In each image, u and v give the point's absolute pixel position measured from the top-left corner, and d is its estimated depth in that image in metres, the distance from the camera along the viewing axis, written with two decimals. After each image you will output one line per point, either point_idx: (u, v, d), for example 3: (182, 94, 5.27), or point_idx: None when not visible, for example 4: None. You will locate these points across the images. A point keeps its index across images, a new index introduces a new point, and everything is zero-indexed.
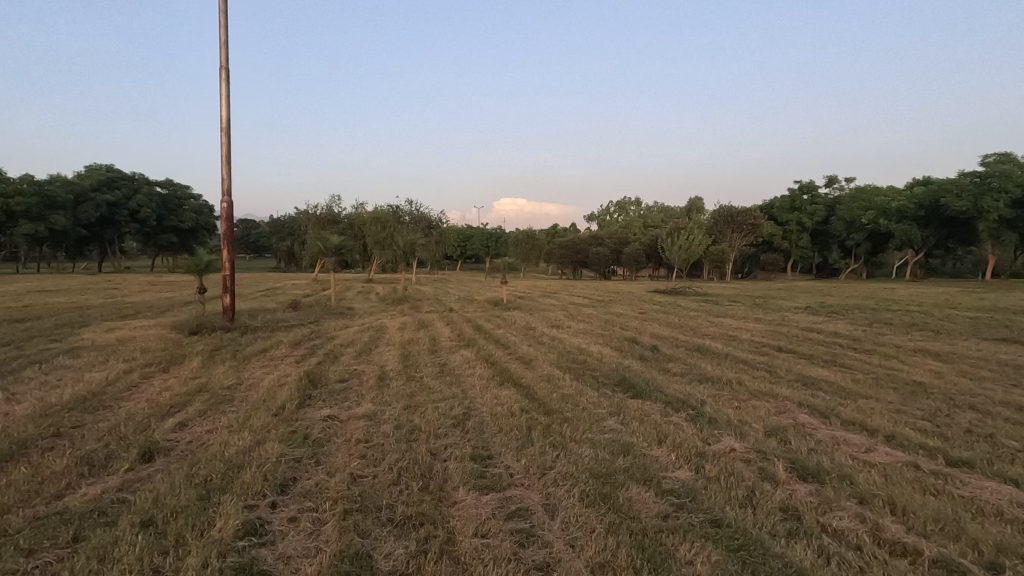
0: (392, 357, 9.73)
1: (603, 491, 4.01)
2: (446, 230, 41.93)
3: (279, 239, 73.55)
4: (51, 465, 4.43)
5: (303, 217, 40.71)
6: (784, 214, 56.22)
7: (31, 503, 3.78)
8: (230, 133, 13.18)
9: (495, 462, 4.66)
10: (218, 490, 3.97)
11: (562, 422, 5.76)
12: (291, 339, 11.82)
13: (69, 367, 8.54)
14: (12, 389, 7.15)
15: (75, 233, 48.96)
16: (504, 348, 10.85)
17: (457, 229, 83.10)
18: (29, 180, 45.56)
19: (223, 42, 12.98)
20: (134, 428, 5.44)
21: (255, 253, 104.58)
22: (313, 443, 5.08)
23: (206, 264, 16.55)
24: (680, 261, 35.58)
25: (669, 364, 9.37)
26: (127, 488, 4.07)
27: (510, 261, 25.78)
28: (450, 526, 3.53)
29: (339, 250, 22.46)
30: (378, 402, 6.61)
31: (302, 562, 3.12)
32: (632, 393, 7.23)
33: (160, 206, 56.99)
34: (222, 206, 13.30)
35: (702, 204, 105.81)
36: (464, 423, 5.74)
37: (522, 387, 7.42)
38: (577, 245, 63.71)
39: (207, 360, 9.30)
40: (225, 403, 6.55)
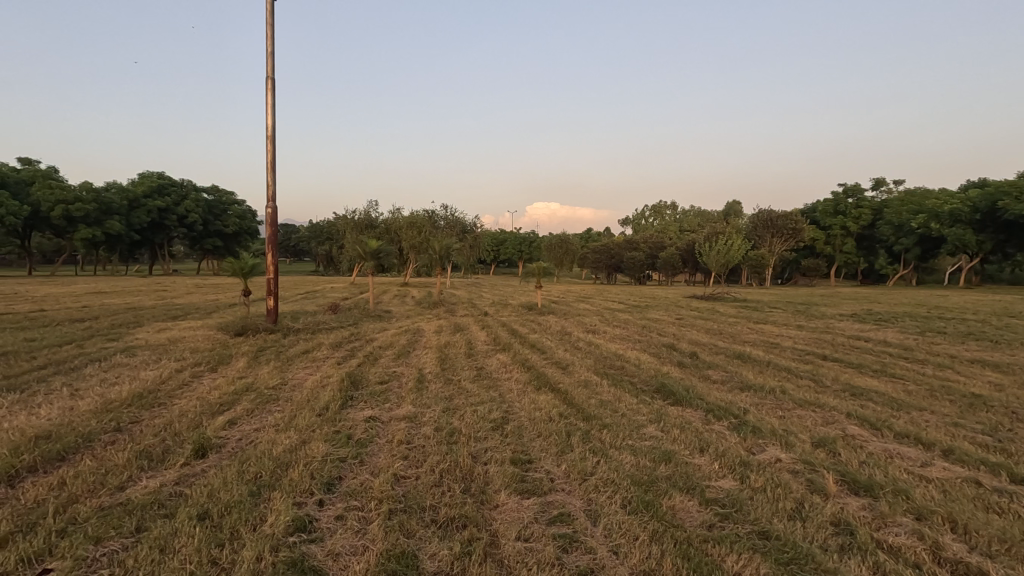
0: (430, 360, 9.88)
1: (645, 499, 3.97)
2: (480, 234, 42.33)
3: (318, 242, 75.51)
4: (114, 457, 4.68)
5: (341, 222, 41.77)
6: (827, 218, 54.43)
7: (96, 493, 3.99)
8: (274, 141, 13.61)
9: (534, 466, 4.67)
10: (268, 487, 4.11)
11: (602, 428, 5.73)
12: (332, 341, 12.13)
13: (125, 365, 8.99)
14: (74, 386, 7.55)
15: (128, 237, 51.40)
16: (540, 353, 10.83)
17: (491, 233, 83.76)
18: (89, 188, 48.06)
19: (269, 54, 13.44)
20: (188, 425, 5.68)
21: (294, 257, 107.81)
22: (357, 443, 5.18)
23: (250, 267, 17.11)
24: (718, 266, 34.91)
25: (708, 372, 9.19)
26: (183, 481, 4.26)
27: (545, 265, 25.75)
28: (493, 528, 3.56)
29: (376, 254, 22.90)
30: (417, 404, 6.72)
31: (351, 560, 3.19)
32: (672, 400, 7.14)
33: (206, 211, 59.26)
34: (267, 211, 13.75)
35: (740, 208, 103.79)
36: (502, 427, 5.78)
37: (559, 391, 7.43)
38: (611, 249, 63.22)
39: (252, 360, 9.62)
40: (271, 403, 6.76)
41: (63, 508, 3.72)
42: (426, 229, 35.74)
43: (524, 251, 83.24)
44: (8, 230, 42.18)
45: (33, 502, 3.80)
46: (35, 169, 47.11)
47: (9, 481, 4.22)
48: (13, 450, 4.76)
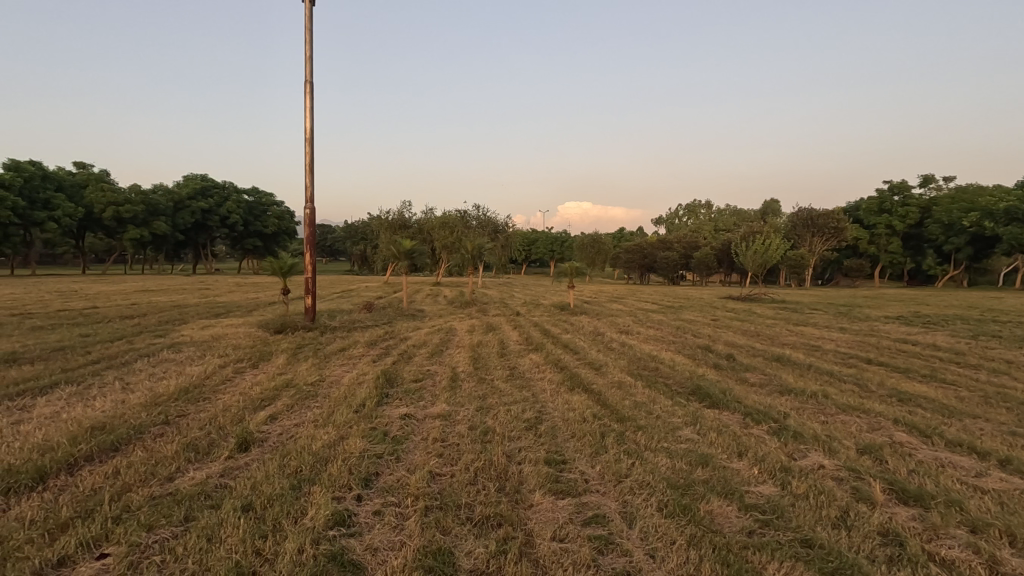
0: (463, 359, 9.96)
1: (682, 502, 3.92)
2: (512, 234, 42.42)
3: (353, 242, 76.94)
4: (163, 449, 4.88)
5: (375, 222, 42.53)
6: (871, 217, 52.57)
7: (147, 483, 4.16)
8: (313, 144, 13.93)
9: (568, 467, 4.65)
10: (308, 481, 4.21)
11: (636, 430, 5.66)
12: (367, 339, 12.36)
13: (173, 361, 9.37)
14: (126, 379, 7.92)
15: (173, 237, 53.55)
16: (573, 353, 10.75)
17: (523, 234, 83.82)
18: (137, 191, 50.18)
19: (308, 58, 13.77)
20: (232, 419, 5.88)
21: (330, 257, 110.19)
22: (392, 440, 5.27)
23: (289, 267, 17.56)
24: (756, 266, 34.09)
25: (746, 375, 8.95)
26: (227, 474, 4.41)
27: (577, 265, 25.56)
28: (528, 527, 3.56)
29: (410, 254, 23.14)
30: (452, 402, 6.77)
31: (389, 554, 3.25)
32: (708, 402, 7.02)
33: (247, 212, 61.22)
34: (305, 211, 14.09)
35: (777, 207, 101.18)
36: (536, 426, 5.78)
37: (593, 392, 7.39)
38: (644, 249, 62.37)
39: (291, 357, 9.89)
40: (309, 399, 6.93)
41: (117, 496, 3.90)
42: (458, 230, 36.00)
43: (556, 251, 83.03)
44: (64, 230, 44.50)
45: (91, 489, 4.01)
46: (88, 172, 49.56)
47: (68, 469, 4.45)
48: (72, 439, 5.02)
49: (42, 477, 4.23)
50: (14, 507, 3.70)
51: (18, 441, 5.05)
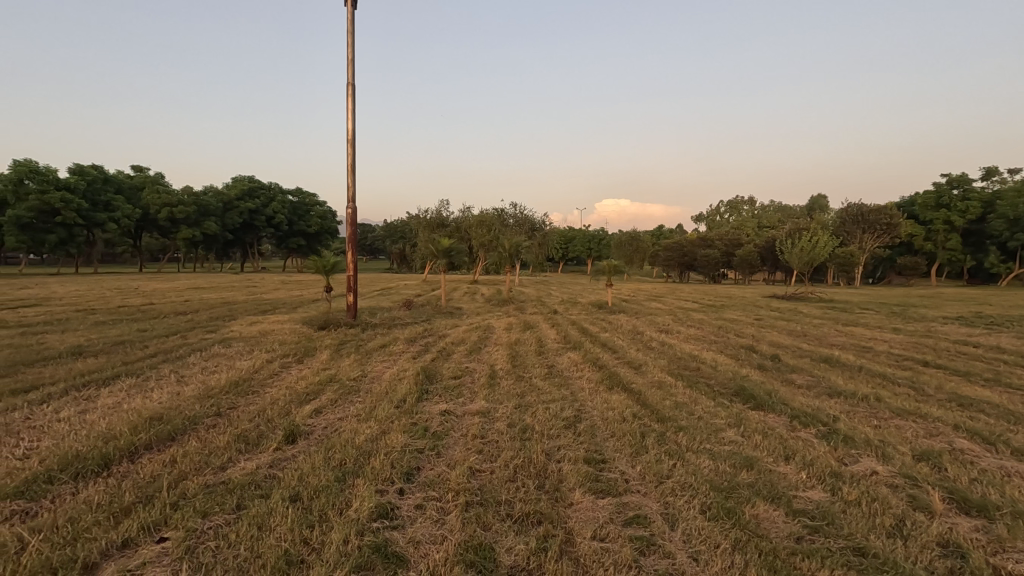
0: (501, 357, 9.99)
1: (727, 505, 3.83)
2: (549, 232, 42.33)
3: (392, 241, 78.24)
4: (216, 440, 5.09)
5: (414, 220, 43.18)
6: (928, 212, 50.05)
7: (201, 472, 4.35)
8: (354, 145, 14.23)
9: (609, 466, 4.61)
10: (352, 473, 4.32)
11: (678, 431, 5.56)
12: (407, 336, 12.57)
13: (223, 355, 9.77)
14: (181, 373, 8.30)
15: (223, 237, 55.81)
16: (612, 352, 10.64)
17: (560, 232, 83.52)
18: (190, 192, 52.44)
19: (350, 61, 14.07)
20: (280, 412, 6.09)
21: (371, 256, 112.55)
22: (433, 435, 5.34)
23: (332, 265, 18.03)
24: (802, 265, 32.91)
25: (792, 376, 8.65)
26: (276, 465, 4.57)
27: (616, 263, 25.27)
28: (567, 526, 3.55)
29: (449, 252, 23.40)
30: (490, 400, 6.80)
31: (430, 547, 3.30)
32: (752, 404, 6.83)
33: (291, 212, 63.17)
34: (347, 211, 14.43)
35: (825, 202, 97.45)
36: (575, 425, 5.75)
37: (632, 391, 7.30)
38: (684, 246, 61.12)
39: (335, 353, 10.17)
40: (352, 393, 7.11)
41: (175, 483, 4.10)
42: (495, 228, 36.17)
43: (593, 249, 82.38)
44: (124, 230, 47.02)
45: (151, 477, 4.22)
46: (145, 176, 52.14)
47: (130, 456, 4.70)
48: (133, 429, 5.30)
49: (106, 463, 4.48)
50: (82, 491, 3.94)
51: (85, 429, 5.37)
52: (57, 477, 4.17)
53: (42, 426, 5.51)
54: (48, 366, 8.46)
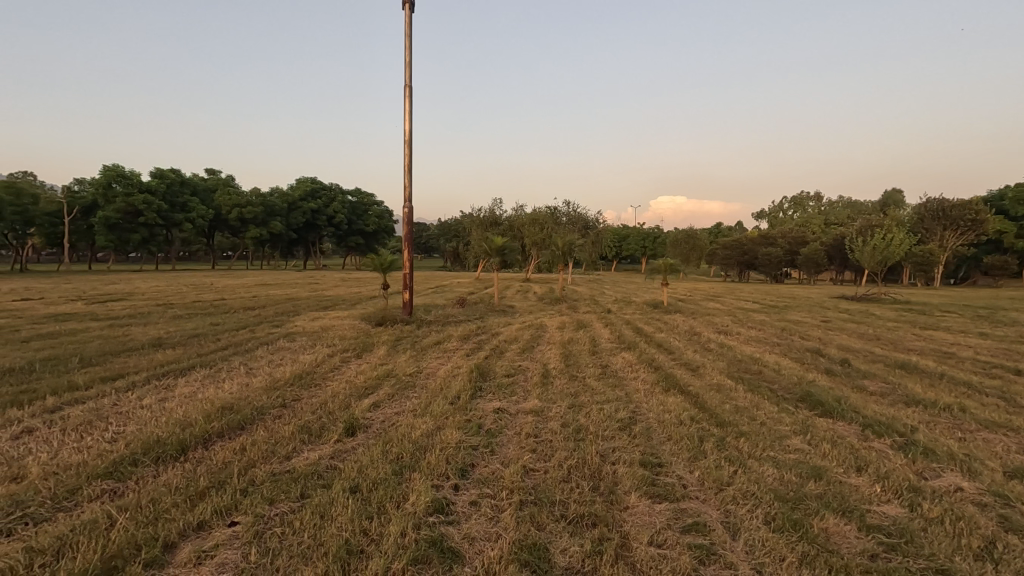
0: (554, 356, 9.96)
1: (792, 516, 3.65)
2: (603, 230, 41.84)
3: (446, 239, 79.57)
4: (282, 430, 5.34)
5: (468, 219, 43.73)
6: (1020, 207, 46.08)
7: (268, 460, 4.57)
8: (411, 145, 14.53)
9: (665, 470, 4.49)
10: (409, 467, 4.42)
11: (739, 436, 5.35)
12: (461, 333, 12.73)
13: (288, 349, 10.23)
14: (249, 365, 8.76)
15: (287, 235, 58.45)
16: (668, 353, 10.37)
17: (613, 230, 82.42)
18: (258, 194, 55.18)
19: (407, 63, 14.38)
20: (340, 405, 6.31)
21: (426, 254, 115.13)
22: (487, 433, 5.38)
23: (389, 263, 18.51)
24: (874, 264, 31.05)
25: (863, 382, 8.14)
26: (337, 457, 4.73)
27: (672, 261, 24.64)
28: (624, 530, 3.48)
29: (502, 250, 23.53)
30: (543, 399, 6.78)
31: (485, 544, 3.32)
32: (820, 410, 6.48)
33: (351, 212, 65.38)
34: (403, 210, 14.76)
35: (901, 197, 91.53)
36: (630, 427, 5.64)
37: (690, 394, 7.09)
38: (744, 245, 58.90)
39: (391, 349, 10.43)
40: (408, 389, 7.26)
41: (244, 471, 4.32)
42: (548, 226, 36.11)
43: (648, 247, 80.84)
44: (198, 230, 50.08)
45: (222, 463, 4.46)
46: (218, 178, 55.26)
47: (204, 443, 5.00)
48: (207, 417, 5.63)
49: (183, 450, 4.78)
50: (162, 474, 4.22)
51: (165, 416, 5.75)
52: (141, 460, 4.48)
53: (129, 412, 5.96)
54: (133, 357, 9.13)
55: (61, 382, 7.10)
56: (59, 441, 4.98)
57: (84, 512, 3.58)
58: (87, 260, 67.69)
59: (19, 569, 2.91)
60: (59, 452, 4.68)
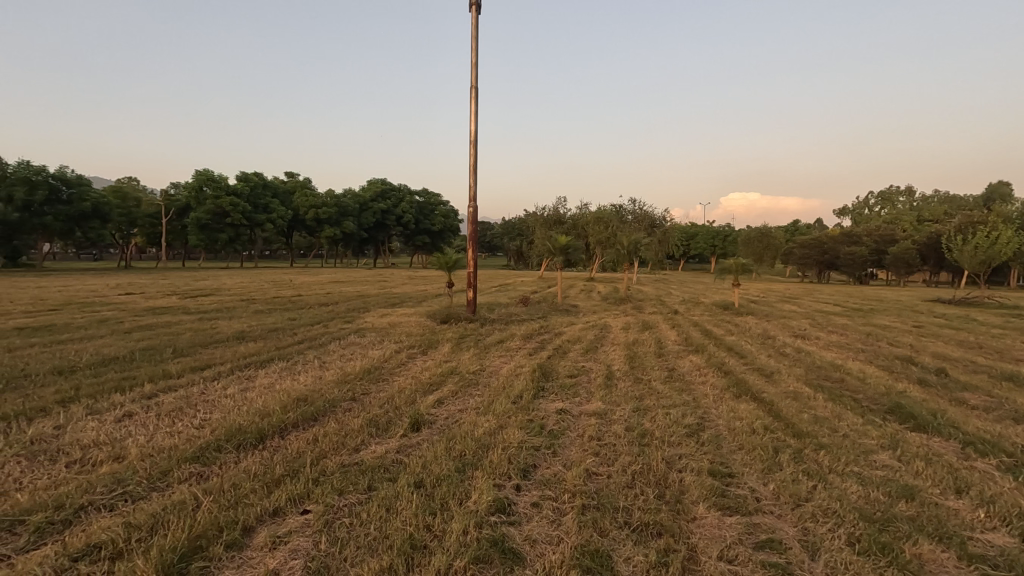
0: (618, 357, 9.77)
1: (880, 539, 3.37)
2: (670, 229, 40.70)
3: (510, 238, 80.12)
4: (351, 422, 5.54)
5: (532, 218, 43.84)
6: None
7: (338, 452, 4.75)
8: (476, 145, 14.70)
9: (736, 481, 4.28)
10: (472, 465, 4.46)
11: (819, 449, 5.02)
12: (524, 332, 12.73)
13: (358, 344, 10.64)
14: (322, 358, 9.19)
15: (359, 235, 60.85)
16: (739, 358, 9.89)
17: (681, 228, 80.09)
18: (332, 195, 57.80)
19: (474, 64, 14.56)
20: (406, 400, 6.49)
21: (489, 252, 116.77)
22: (549, 434, 5.34)
23: (453, 261, 18.82)
24: (974, 265, 28.41)
25: (963, 395, 7.41)
26: (402, 451, 4.85)
27: (744, 261, 23.56)
28: (691, 542, 3.35)
29: (566, 249, 23.35)
30: (607, 401, 6.65)
31: (547, 547, 3.29)
32: (913, 424, 5.95)
33: (418, 212, 67.17)
34: (469, 210, 14.97)
35: (1008, 191, 83.18)
36: (698, 434, 5.42)
37: (764, 401, 6.73)
38: (824, 243, 55.51)
39: (456, 346, 10.60)
40: (472, 387, 7.35)
41: (316, 461, 4.52)
42: (613, 224, 35.56)
43: (718, 246, 77.94)
44: (278, 230, 53.18)
45: (297, 452, 4.69)
46: (296, 181, 58.38)
47: (281, 432, 5.27)
48: (283, 408, 5.94)
49: (261, 438, 5.06)
50: (243, 461, 4.48)
51: (246, 405, 6.14)
52: (225, 446, 4.78)
53: (214, 400, 6.39)
54: (219, 348, 9.82)
55: (157, 370, 7.75)
56: (154, 425, 5.41)
57: (174, 494, 3.86)
58: (182, 258, 73.71)
59: (118, 543, 3.17)
60: (154, 435, 5.09)
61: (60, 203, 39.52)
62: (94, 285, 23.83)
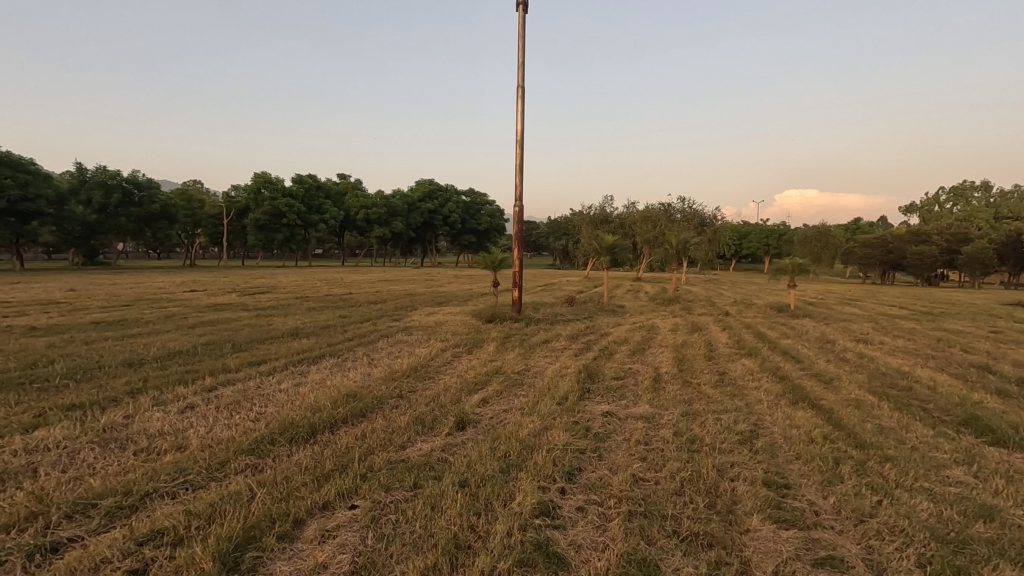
0: (667, 359, 9.54)
1: (953, 562, 3.13)
2: (721, 227, 39.49)
3: (556, 237, 79.75)
4: (398, 419, 5.64)
5: (578, 217, 43.49)
6: None
7: (385, 448, 4.83)
8: (522, 144, 14.68)
9: (793, 493, 4.08)
10: (516, 466, 4.44)
11: (884, 461, 4.72)
12: (569, 333, 12.62)
13: (406, 342, 10.83)
14: (371, 355, 9.41)
15: (407, 235, 62.02)
16: (795, 362, 9.46)
17: (733, 227, 77.65)
18: (381, 196, 59.21)
19: (520, 63, 14.54)
20: (453, 398, 6.55)
21: (535, 251, 116.69)
22: (595, 437, 5.25)
23: (499, 261, 18.88)
24: None
25: None
26: (447, 449, 4.89)
27: (800, 261, 22.55)
28: (744, 556, 3.21)
29: (612, 249, 22.97)
30: (655, 405, 6.49)
31: (592, 553, 3.23)
32: (990, 438, 5.52)
33: (465, 212, 67.90)
34: (514, 209, 14.98)
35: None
36: (752, 441, 5.21)
37: (822, 409, 6.40)
38: (889, 242, 52.42)
39: (501, 345, 10.62)
40: (516, 386, 7.35)
41: (364, 456, 4.62)
42: (661, 223, 34.80)
43: (772, 245, 75.06)
44: (331, 230, 54.90)
45: (346, 447, 4.80)
46: (347, 183, 60.12)
47: (331, 427, 5.42)
48: (333, 403, 6.11)
49: (313, 432, 5.21)
50: (295, 454, 4.63)
51: (299, 399, 6.35)
52: (278, 439, 4.95)
53: (269, 395, 6.64)
54: (275, 344, 10.21)
55: (217, 364, 8.12)
56: (214, 417, 5.68)
57: (230, 484, 4.02)
58: (241, 258, 77.26)
59: (179, 529, 3.33)
60: (214, 426, 5.33)
61: (133, 205, 42.12)
62: (162, 283, 25.27)
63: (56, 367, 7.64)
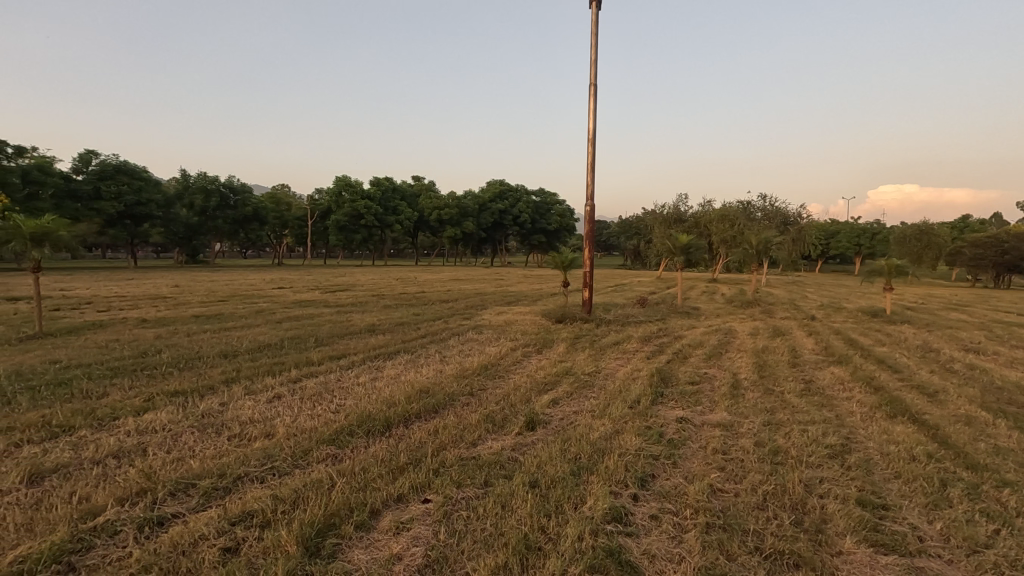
0: (746, 365, 9.05)
1: None
2: (807, 226, 37.06)
3: (628, 237, 78.10)
4: (469, 417, 5.71)
5: (651, 216, 42.33)
6: None
7: (457, 445, 4.90)
8: (594, 143, 14.49)
9: (892, 514, 3.74)
10: (587, 469, 4.36)
11: (1000, 485, 4.23)
12: (641, 334, 12.31)
13: (476, 340, 10.99)
14: (443, 353, 9.63)
15: (478, 234, 62.91)
16: (893, 373, 8.67)
17: (819, 225, 72.78)
18: (454, 196, 60.48)
19: (593, 61, 14.33)
20: (523, 398, 6.56)
21: (605, 250, 114.89)
22: (669, 443, 5.07)
23: (570, 261, 18.71)
24: None
25: None
26: (518, 449, 4.89)
27: (898, 262, 20.66)
28: None
29: (687, 249, 22.13)
30: (733, 412, 6.18)
31: (667, 565, 3.11)
32: None
33: (535, 212, 67.99)
34: (585, 209, 14.80)
35: None
36: (843, 456, 4.83)
37: (925, 424, 5.83)
38: (1005, 242, 46.91)
39: (571, 346, 10.53)
40: (587, 388, 7.25)
41: (436, 451, 4.71)
42: (739, 222, 33.19)
43: (864, 244, 69.53)
44: (405, 230, 56.73)
45: (419, 442, 4.93)
46: (422, 184, 61.92)
47: (405, 421, 5.57)
48: (407, 398, 6.29)
49: (388, 426, 5.39)
50: (371, 446, 4.81)
51: (375, 393, 6.60)
52: (356, 431, 5.16)
53: (348, 388, 6.96)
54: (354, 339, 10.69)
55: (302, 357, 8.62)
56: (298, 407, 6.01)
57: (312, 472, 4.23)
58: (324, 257, 81.64)
59: (266, 513, 3.53)
60: (299, 416, 5.66)
61: (228, 207, 45.64)
62: (255, 280, 27.09)
63: (163, 356, 8.40)
